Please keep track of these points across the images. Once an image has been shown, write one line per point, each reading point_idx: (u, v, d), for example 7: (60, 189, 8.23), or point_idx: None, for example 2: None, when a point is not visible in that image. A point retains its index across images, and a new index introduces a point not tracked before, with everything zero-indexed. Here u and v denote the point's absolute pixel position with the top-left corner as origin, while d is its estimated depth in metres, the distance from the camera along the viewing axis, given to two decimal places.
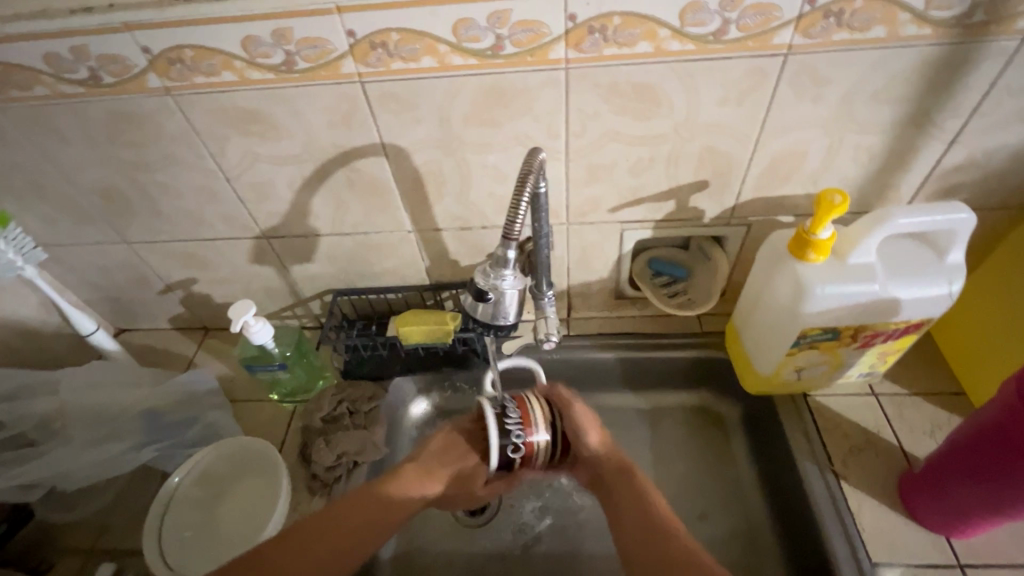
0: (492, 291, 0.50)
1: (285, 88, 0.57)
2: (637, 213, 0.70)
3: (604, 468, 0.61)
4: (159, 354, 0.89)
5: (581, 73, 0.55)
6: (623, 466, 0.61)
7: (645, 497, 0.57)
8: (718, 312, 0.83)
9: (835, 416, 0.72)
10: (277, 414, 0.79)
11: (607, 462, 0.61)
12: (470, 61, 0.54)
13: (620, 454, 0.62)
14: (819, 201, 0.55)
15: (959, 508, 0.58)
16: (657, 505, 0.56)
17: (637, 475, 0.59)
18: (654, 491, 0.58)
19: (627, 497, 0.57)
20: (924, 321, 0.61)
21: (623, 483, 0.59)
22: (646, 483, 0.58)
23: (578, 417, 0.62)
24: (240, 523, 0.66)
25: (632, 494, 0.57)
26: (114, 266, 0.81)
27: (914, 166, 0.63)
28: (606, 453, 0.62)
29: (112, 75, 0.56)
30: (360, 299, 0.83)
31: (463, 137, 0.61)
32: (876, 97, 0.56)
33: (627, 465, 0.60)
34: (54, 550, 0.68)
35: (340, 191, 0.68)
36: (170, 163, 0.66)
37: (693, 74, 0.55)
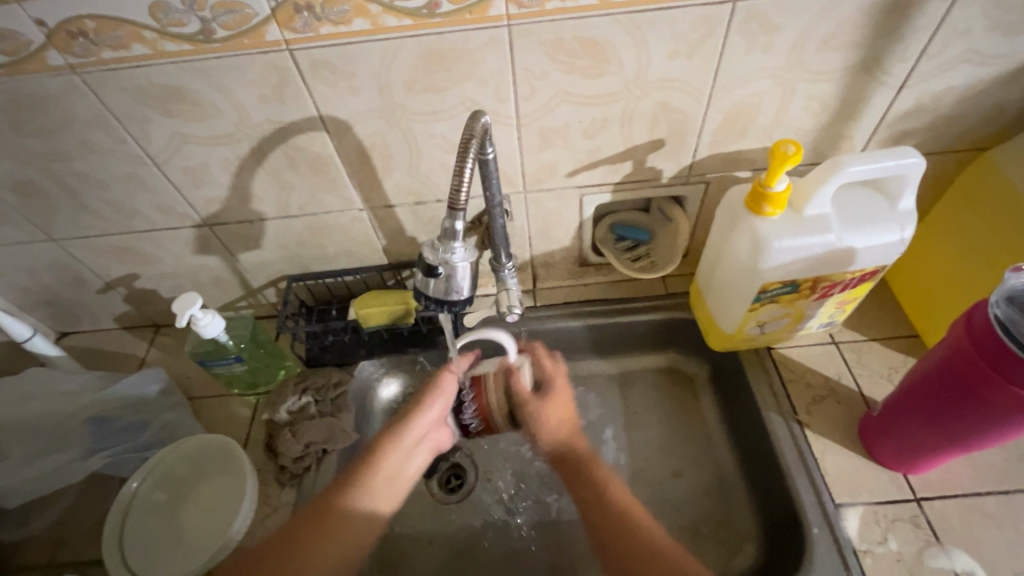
0: (443, 266, 0.47)
1: (206, 60, 0.52)
2: (595, 176, 0.68)
3: (562, 449, 0.69)
4: (107, 356, 0.84)
5: (525, 31, 0.52)
6: (577, 445, 0.69)
7: (609, 490, 0.63)
8: (682, 273, 0.83)
9: (798, 367, 0.74)
10: (239, 408, 0.76)
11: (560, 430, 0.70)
12: (405, 21, 0.50)
13: (582, 444, 0.69)
14: (773, 152, 0.55)
15: (914, 446, 0.61)
16: (612, 484, 0.63)
17: (597, 466, 0.66)
18: (615, 479, 0.64)
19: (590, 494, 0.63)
20: (879, 268, 0.62)
21: (585, 476, 0.65)
22: (609, 476, 0.65)
23: (550, 401, 0.71)
24: (208, 522, 0.64)
25: (596, 493, 0.63)
26: (43, 266, 0.75)
27: (865, 113, 0.63)
28: (566, 441, 0.69)
29: (5, 54, 0.51)
30: (316, 283, 0.80)
31: (406, 105, 0.58)
32: (826, 43, 0.55)
33: (589, 458, 0.67)
34: (9, 569, 0.65)
35: (282, 172, 0.64)
36: (88, 151, 0.60)
37: (641, 26, 0.53)
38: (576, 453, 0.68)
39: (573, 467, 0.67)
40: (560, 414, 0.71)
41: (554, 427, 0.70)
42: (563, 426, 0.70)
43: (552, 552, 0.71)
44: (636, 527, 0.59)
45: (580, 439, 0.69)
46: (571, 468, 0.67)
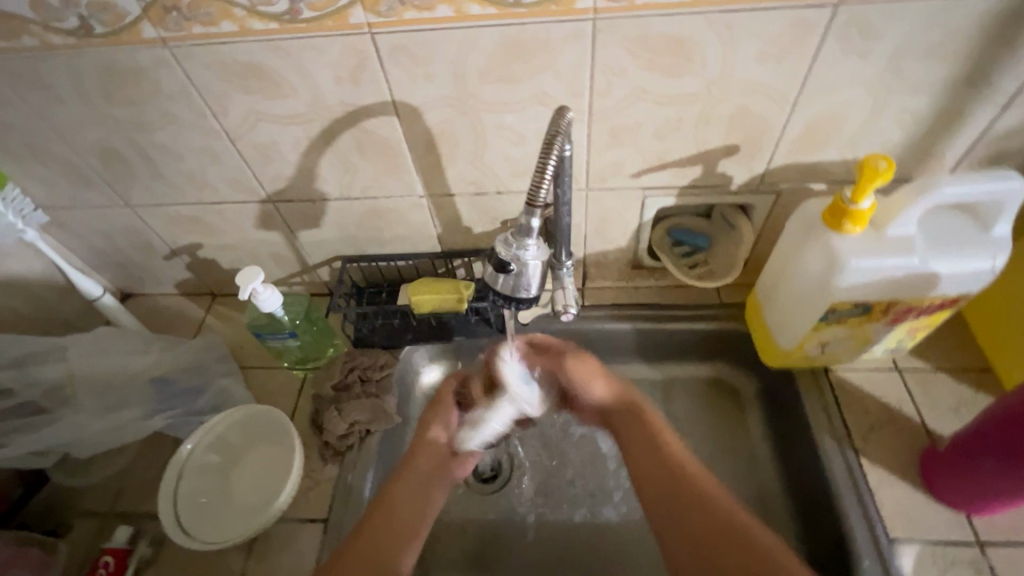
0: (514, 262, 0.47)
1: (289, 40, 0.53)
2: (661, 178, 0.66)
3: (615, 410, 0.65)
4: (166, 319, 0.88)
5: (609, 24, 0.51)
6: (634, 405, 0.64)
7: (648, 425, 0.60)
8: (739, 283, 0.81)
9: (857, 392, 0.70)
10: (288, 382, 0.78)
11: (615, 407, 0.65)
12: (489, 10, 0.50)
13: (631, 396, 0.65)
14: (862, 167, 0.52)
15: (984, 488, 0.57)
16: (665, 434, 0.59)
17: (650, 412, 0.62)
18: (665, 426, 0.60)
19: (639, 440, 0.60)
20: (962, 296, 0.58)
21: (631, 420, 0.62)
22: (659, 422, 0.61)
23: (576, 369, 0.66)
24: (254, 492, 0.66)
25: (643, 439, 0.59)
26: (116, 230, 0.78)
27: (962, 130, 0.59)
28: (616, 399, 0.65)
29: (103, 25, 0.53)
30: (370, 265, 0.81)
31: (479, 95, 0.57)
32: (929, 54, 0.52)
33: (636, 406, 0.63)
34: (72, 514, 0.69)
35: (349, 153, 0.64)
36: (169, 122, 0.62)
37: (732, 27, 0.50)
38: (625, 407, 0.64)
39: (624, 419, 0.63)
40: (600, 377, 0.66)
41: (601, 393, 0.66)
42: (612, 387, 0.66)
43: (585, 554, 0.71)
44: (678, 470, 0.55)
45: (628, 397, 0.65)
46: (624, 424, 0.63)
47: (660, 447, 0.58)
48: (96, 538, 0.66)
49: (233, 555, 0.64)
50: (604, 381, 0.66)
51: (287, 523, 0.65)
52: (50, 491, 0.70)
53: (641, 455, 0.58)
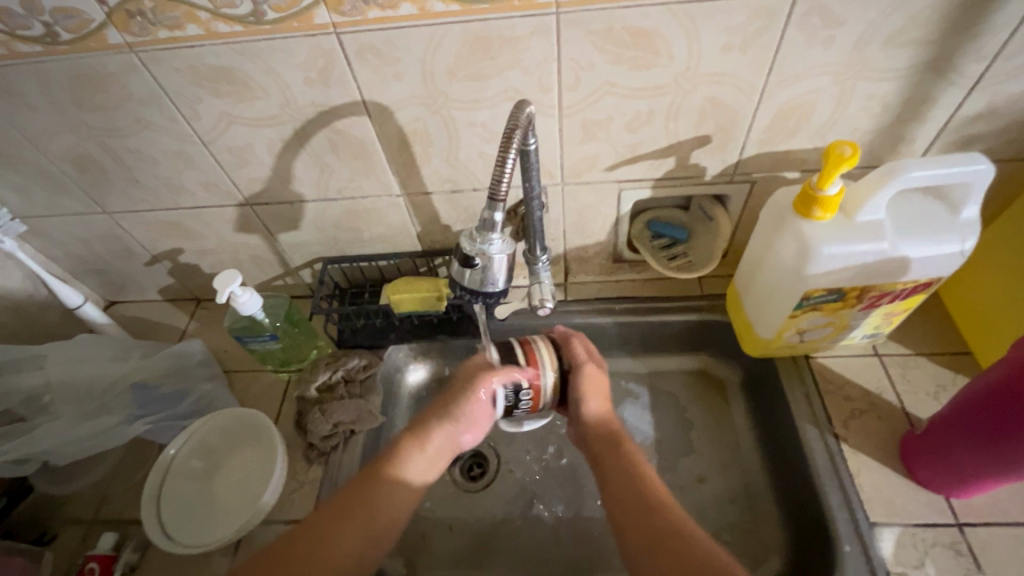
0: (479, 257, 0.47)
1: (256, 42, 0.53)
2: (635, 171, 0.66)
3: (593, 434, 0.61)
4: (151, 326, 0.88)
5: (573, 19, 0.51)
6: (614, 435, 0.61)
7: (623, 449, 0.59)
8: (719, 274, 0.81)
9: (837, 378, 0.71)
10: (273, 384, 0.78)
11: (602, 429, 0.61)
12: (452, 7, 0.50)
13: (613, 423, 0.63)
14: (828, 153, 0.52)
15: (960, 470, 0.58)
16: (642, 466, 0.57)
17: (628, 444, 0.60)
18: (644, 462, 0.58)
19: (619, 468, 0.57)
20: (934, 280, 0.59)
21: (611, 450, 0.59)
22: (637, 455, 0.58)
23: (583, 381, 0.62)
24: (236, 494, 0.67)
25: (622, 466, 0.57)
26: (96, 237, 0.78)
27: (930, 116, 0.59)
28: (601, 420, 0.62)
29: (69, 32, 0.53)
30: (351, 266, 0.81)
31: (448, 92, 0.57)
32: (892, 40, 0.52)
33: (619, 436, 0.61)
34: (57, 522, 0.69)
35: (324, 155, 0.65)
36: (141, 128, 0.62)
37: (695, 17, 0.51)
38: (613, 433, 0.61)
39: (604, 445, 0.60)
40: (599, 393, 0.63)
41: (593, 414, 0.62)
42: (600, 406, 0.63)
43: (572, 547, 0.71)
44: (656, 499, 0.52)
45: (611, 421, 0.62)
46: (601, 452, 0.59)
47: (639, 474, 0.55)
48: (81, 545, 0.67)
49: (218, 559, 0.64)
50: (600, 399, 0.63)
51: (273, 526, 0.66)
52: (35, 499, 0.70)
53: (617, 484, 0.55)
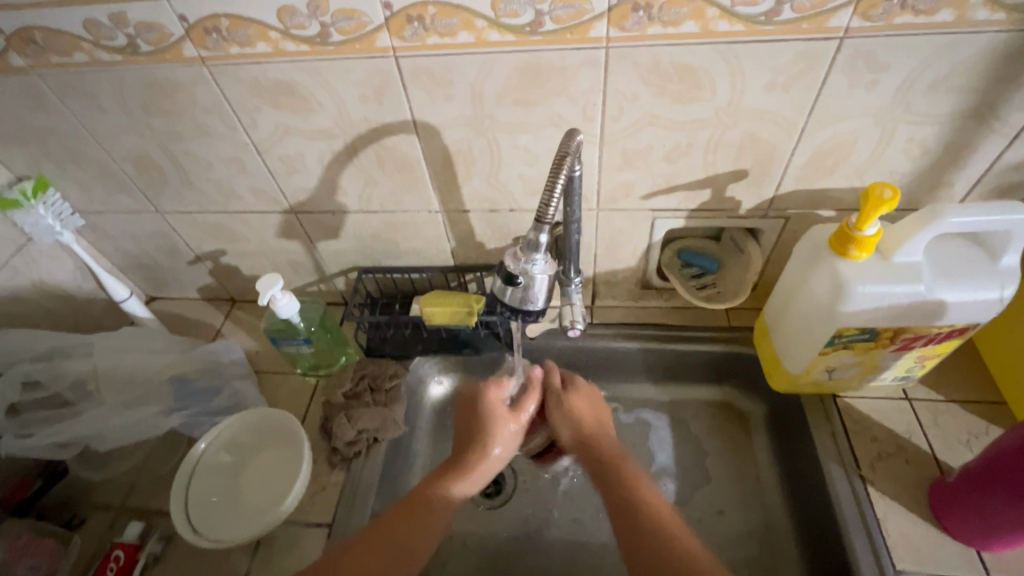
0: (522, 275, 0.49)
1: (319, 60, 0.56)
2: (671, 201, 0.67)
3: (594, 444, 0.62)
4: (188, 322, 0.91)
5: (621, 52, 0.53)
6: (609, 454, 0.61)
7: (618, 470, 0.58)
8: (747, 307, 0.81)
9: (865, 419, 0.70)
10: (301, 387, 0.80)
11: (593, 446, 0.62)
12: (507, 37, 0.52)
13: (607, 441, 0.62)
14: (867, 195, 0.53)
15: (990, 522, 0.56)
16: (639, 482, 0.57)
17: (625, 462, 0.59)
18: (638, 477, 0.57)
19: (619, 487, 0.56)
20: (970, 326, 0.58)
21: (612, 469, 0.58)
22: (639, 476, 0.57)
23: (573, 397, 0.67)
24: (260, 492, 0.68)
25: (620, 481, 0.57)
26: (146, 235, 0.82)
27: (969, 162, 0.59)
28: (598, 430, 0.64)
29: (149, 44, 0.56)
30: (384, 277, 0.83)
31: (495, 116, 0.60)
32: (935, 87, 0.53)
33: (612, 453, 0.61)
34: (86, 507, 0.71)
35: (370, 168, 0.67)
36: (201, 134, 0.66)
37: (740, 57, 0.52)
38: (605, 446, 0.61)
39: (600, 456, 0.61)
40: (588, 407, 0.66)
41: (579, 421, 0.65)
42: (588, 414, 0.66)
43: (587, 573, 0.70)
44: (653, 514, 0.53)
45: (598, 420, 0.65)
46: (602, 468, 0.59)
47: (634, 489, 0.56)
48: (109, 531, 0.69)
49: (237, 556, 0.65)
50: (589, 407, 0.66)
51: (292, 527, 0.66)
52: (68, 483, 0.73)
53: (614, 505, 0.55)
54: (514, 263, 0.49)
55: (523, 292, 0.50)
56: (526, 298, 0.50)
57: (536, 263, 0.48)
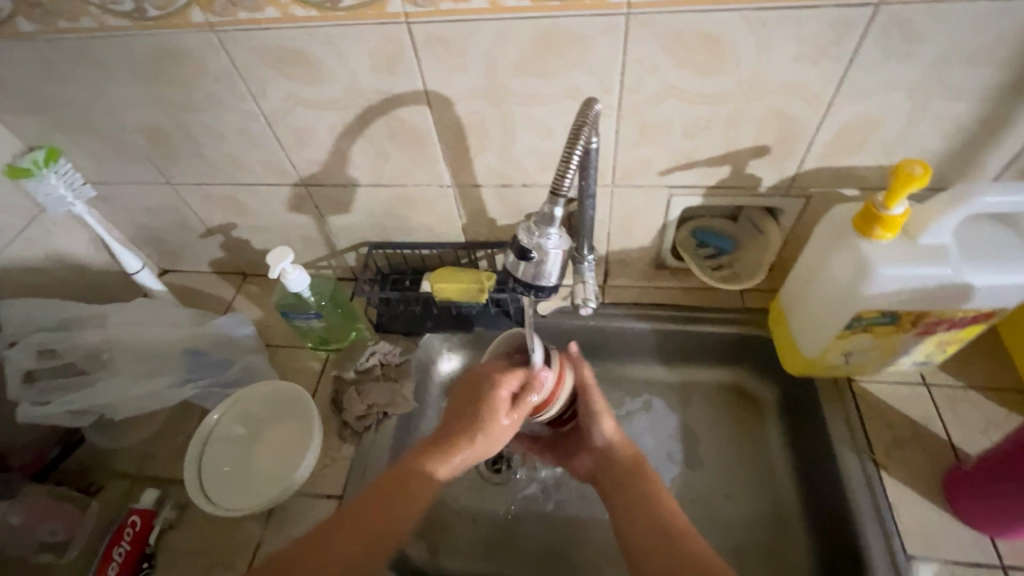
0: (535, 250, 0.48)
1: (329, 27, 0.54)
2: (689, 177, 0.66)
3: (615, 463, 0.60)
4: (200, 296, 0.91)
5: (642, 20, 0.51)
6: (634, 462, 0.60)
7: (655, 502, 0.55)
8: (763, 289, 0.79)
9: (880, 405, 0.69)
10: (311, 361, 0.81)
11: (618, 457, 0.61)
12: (524, 2, 0.50)
13: (632, 450, 0.61)
14: (896, 172, 0.51)
15: (1009, 511, 0.55)
16: (663, 496, 0.56)
17: (649, 472, 0.59)
18: (665, 490, 0.57)
19: (638, 501, 0.56)
20: (996, 311, 0.57)
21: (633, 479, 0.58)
22: (656, 480, 0.58)
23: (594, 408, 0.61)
24: (271, 464, 0.69)
25: (643, 493, 0.57)
26: (158, 208, 0.82)
27: (1004, 140, 0.57)
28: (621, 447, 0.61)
29: (156, 9, 0.55)
30: (395, 253, 0.83)
31: (509, 87, 0.58)
32: (974, 59, 0.50)
33: (638, 465, 0.59)
34: (103, 474, 0.73)
35: (381, 141, 0.66)
36: (211, 104, 0.65)
37: (769, 25, 0.50)
38: (628, 467, 0.59)
39: (620, 472, 0.60)
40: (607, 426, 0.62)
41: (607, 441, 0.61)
42: (619, 436, 0.61)
43: (592, 550, 0.71)
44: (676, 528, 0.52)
45: (630, 445, 0.61)
46: (618, 487, 0.59)
47: (655, 505, 0.55)
48: (126, 497, 0.70)
49: (250, 524, 0.66)
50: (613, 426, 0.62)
51: (303, 498, 0.67)
52: (85, 450, 0.75)
53: (650, 534, 0.53)
54: (528, 236, 0.48)
55: (535, 267, 0.49)
56: (537, 274, 0.49)
57: (549, 237, 0.47)
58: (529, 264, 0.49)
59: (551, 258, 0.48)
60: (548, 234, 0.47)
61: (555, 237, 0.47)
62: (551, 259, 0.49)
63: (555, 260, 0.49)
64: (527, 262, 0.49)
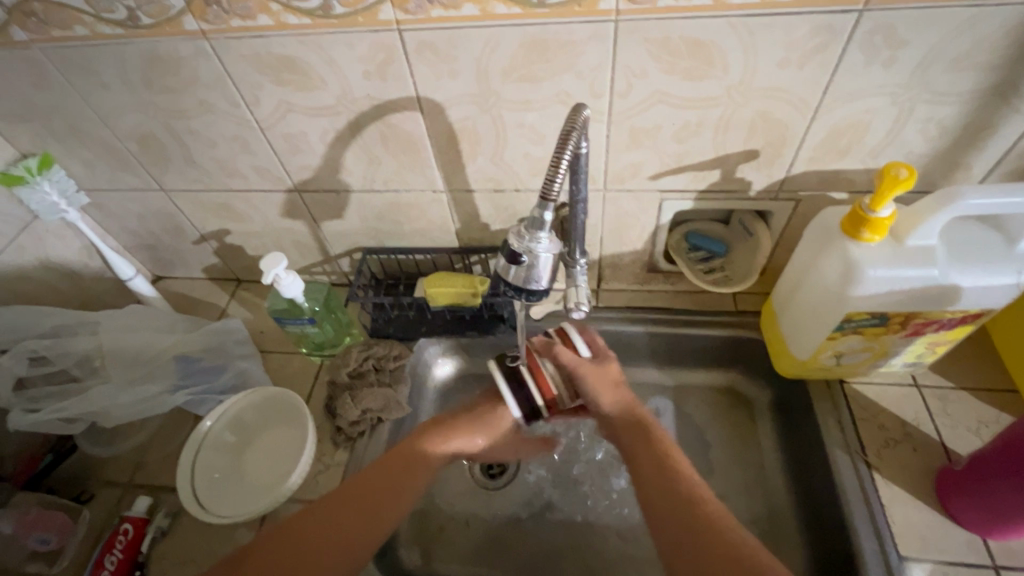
0: (526, 254, 0.48)
1: (321, 35, 0.55)
2: (679, 181, 0.66)
3: (620, 428, 0.57)
4: (193, 302, 0.91)
5: (630, 27, 0.51)
6: (639, 423, 0.56)
7: (664, 466, 0.51)
8: (755, 291, 0.80)
9: (872, 406, 0.69)
10: (306, 367, 0.81)
11: (623, 421, 0.56)
12: (514, 9, 0.51)
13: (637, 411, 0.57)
14: (882, 175, 0.52)
15: (999, 510, 0.56)
16: (673, 458, 0.52)
17: (658, 433, 0.54)
18: (674, 451, 0.53)
19: (648, 465, 0.52)
20: (984, 312, 0.57)
21: (642, 442, 0.54)
22: (664, 442, 0.54)
23: (589, 382, 0.56)
24: (265, 470, 0.69)
25: (652, 459, 0.52)
26: (151, 214, 0.82)
27: (989, 143, 0.58)
28: (623, 412, 0.57)
29: (149, 17, 0.55)
30: (389, 258, 0.83)
31: (501, 93, 0.58)
32: (957, 63, 0.51)
33: (646, 426, 0.55)
34: (95, 482, 0.72)
35: (374, 147, 0.66)
36: (204, 111, 0.65)
37: (755, 31, 0.51)
38: (636, 432, 0.55)
39: (628, 437, 0.55)
40: (610, 391, 0.57)
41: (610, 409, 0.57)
42: (620, 402, 0.57)
43: (586, 554, 0.71)
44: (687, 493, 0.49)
45: (633, 408, 0.57)
46: (628, 450, 0.55)
47: (665, 468, 0.51)
48: (117, 505, 0.70)
49: (243, 531, 0.66)
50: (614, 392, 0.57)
51: (296, 504, 0.67)
52: (77, 459, 0.74)
53: (664, 505, 0.49)
54: (518, 240, 0.48)
55: (524, 271, 0.49)
56: (527, 278, 0.50)
57: (537, 241, 0.48)
58: (519, 268, 0.49)
59: (540, 262, 0.49)
60: (536, 237, 0.48)
61: (544, 241, 0.48)
62: (540, 263, 0.49)
63: (544, 264, 0.49)
64: (517, 265, 0.49)
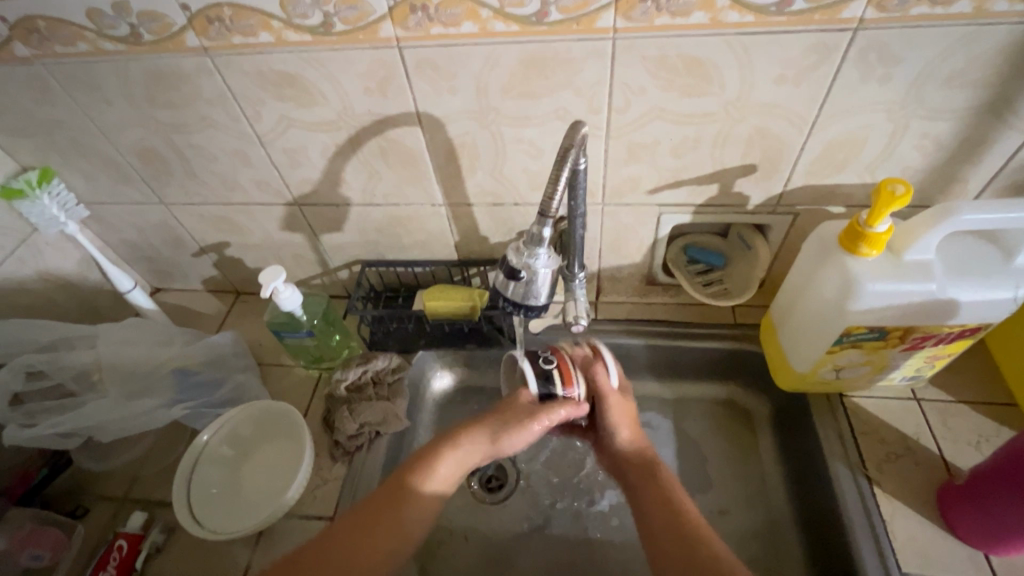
0: (524, 270, 0.48)
1: (322, 52, 0.55)
2: (678, 195, 0.66)
3: (628, 463, 0.59)
4: (192, 314, 0.91)
5: (628, 44, 0.52)
6: (648, 460, 0.58)
7: (669, 504, 0.53)
8: (754, 304, 0.80)
9: (872, 420, 0.69)
10: (304, 380, 0.80)
11: (632, 458, 0.59)
12: (513, 27, 0.52)
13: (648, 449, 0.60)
14: (879, 191, 0.52)
15: (1001, 526, 0.55)
16: (678, 495, 0.54)
17: (664, 470, 0.57)
18: (680, 489, 0.55)
19: (651, 500, 0.54)
20: (982, 326, 0.57)
21: (647, 479, 0.56)
22: (670, 480, 0.56)
23: (610, 412, 0.60)
24: (260, 485, 0.68)
25: (656, 496, 0.54)
26: (151, 227, 0.82)
27: (984, 158, 0.58)
28: (634, 449, 0.59)
29: (152, 34, 0.56)
30: (388, 270, 0.83)
31: (500, 109, 0.59)
32: (950, 80, 0.52)
33: (653, 464, 0.58)
34: (90, 497, 0.71)
35: (374, 161, 0.67)
36: (205, 126, 0.65)
37: (750, 49, 0.51)
38: (643, 467, 0.58)
39: (635, 472, 0.58)
40: (627, 427, 0.60)
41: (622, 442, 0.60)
42: (633, 435, 0.60)
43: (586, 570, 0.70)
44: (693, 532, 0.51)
45: (644, 447, 0.59)
46: (633, 484, 0.57)
47: (670, 506, 0.53)
48: (112, 521, 0.69)
49: (239, 547, 0.65)
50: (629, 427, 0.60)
51: (293, 520, 0.66)
52: (72, 473, 0.74)
53: (666, 543, 0.50)
54: (515, 256, 0.49)
55: (520, 287, 0.49)
56: (524, 294, 0.50)
57: (534, 257, 0.48)
58: (516, 284, 0.49)
59: (536, 278, 0.49)
60: (532, 254, 0.48)
61: (540, 258, 0.48)
62: (535, 279, 0.49)
63: (540, 280, 0.49)
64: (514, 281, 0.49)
